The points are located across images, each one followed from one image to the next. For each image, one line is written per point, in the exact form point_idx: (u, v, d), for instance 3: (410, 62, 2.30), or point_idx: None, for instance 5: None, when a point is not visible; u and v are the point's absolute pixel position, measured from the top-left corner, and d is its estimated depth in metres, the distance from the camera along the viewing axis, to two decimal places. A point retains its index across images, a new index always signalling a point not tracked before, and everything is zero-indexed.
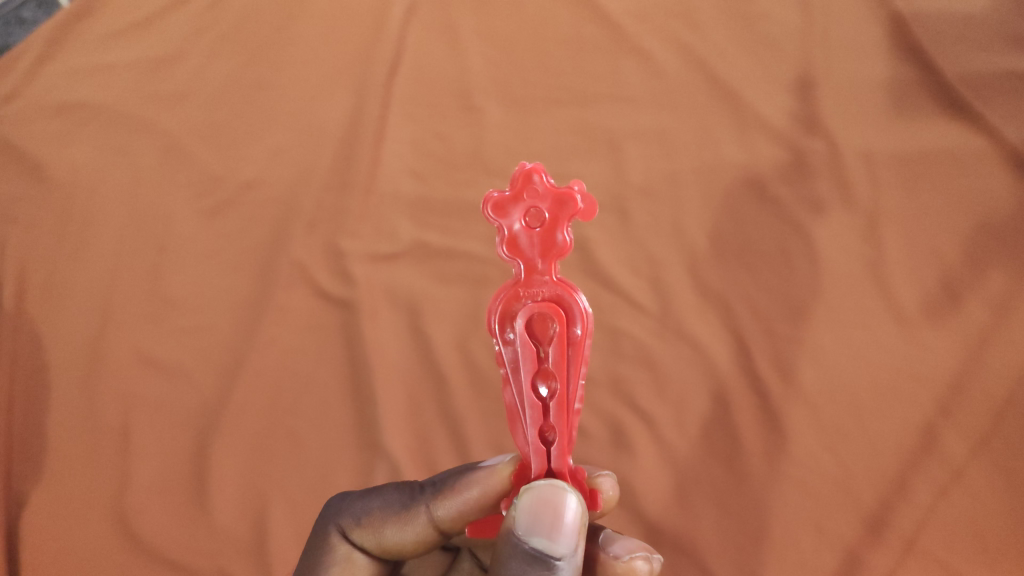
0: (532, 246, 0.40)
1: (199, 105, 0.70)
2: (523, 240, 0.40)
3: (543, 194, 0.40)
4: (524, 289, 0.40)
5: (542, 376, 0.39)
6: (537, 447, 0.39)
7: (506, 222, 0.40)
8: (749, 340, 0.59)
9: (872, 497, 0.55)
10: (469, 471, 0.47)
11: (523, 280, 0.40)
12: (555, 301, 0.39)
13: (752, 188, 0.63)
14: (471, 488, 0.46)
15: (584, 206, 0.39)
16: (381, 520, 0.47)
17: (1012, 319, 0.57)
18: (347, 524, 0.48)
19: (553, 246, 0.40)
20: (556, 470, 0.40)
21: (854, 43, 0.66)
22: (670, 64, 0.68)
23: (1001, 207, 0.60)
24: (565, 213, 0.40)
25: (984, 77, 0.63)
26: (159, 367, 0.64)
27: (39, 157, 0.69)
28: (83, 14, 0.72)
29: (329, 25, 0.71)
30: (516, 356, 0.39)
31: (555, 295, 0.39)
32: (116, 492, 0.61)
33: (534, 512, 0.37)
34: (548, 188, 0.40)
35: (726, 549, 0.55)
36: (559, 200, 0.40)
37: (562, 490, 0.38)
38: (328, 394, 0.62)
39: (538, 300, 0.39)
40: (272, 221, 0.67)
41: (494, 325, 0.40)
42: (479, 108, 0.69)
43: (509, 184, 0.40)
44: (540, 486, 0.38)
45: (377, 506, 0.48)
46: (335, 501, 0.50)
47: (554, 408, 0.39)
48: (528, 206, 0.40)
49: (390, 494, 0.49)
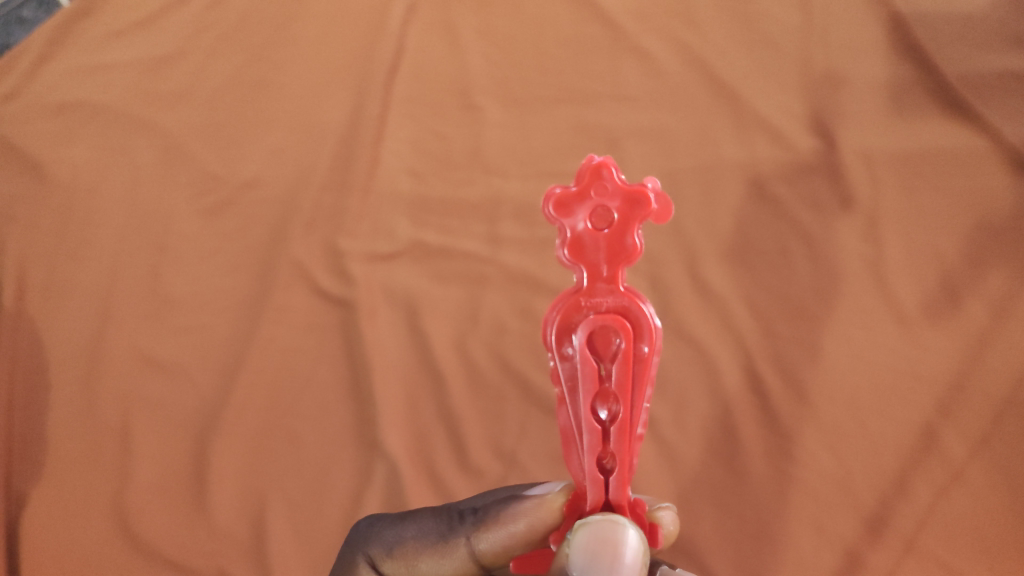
0: (597, 250, 0.40)
1: (200, 104, 0.70)
2: (587, 242, 0.40)
3: (612, 192, 0.40)
4: (585, 299, 0.40)
5: (602, 397, 0.40)
6: (594, 476, 0.41)
7: (570, 222, 0.40)
8: (750, 340, 0.60)
9: (872, 497, 0.55)
10: (516, 501, 0.51)
11: (584, 290, 0.40)
12: (620, 312, 0.40)
13: (751, 188, 0.64)
14: (517, 520, 0.50)
15: (657, 206, 0.40)
16: (416, 551, 0.54)
17: (1011, 319, 0.58)
18: (377, 554, 0.54)
19: (621, 249, 0.40)
20: (614, 502, 0.41)
21: (853, 44, 0.66)
22: (670, 63, 0.68)
23: (999, 207, 0.61)
24: (636, 214, 0.40)
25: (983, 77, 0.63)
26: (160, 368, 0.64)
27: (39, 156, 0.69)
28: (81, 11, 0.72)
29: (330, 24, 0.71)
30: (576, 374, 0.40)
31: (620, 306, 0.40)
32: (116, 492, 0.61)
33: (591, 550, 0.38)
34: (618, 186, 0.40)
35: (727, 548, 0.56)
36: (631, 199, 0.40)
37: (621, 527, 0.39)
38: (329, 394, 0.62)
39: (601, 311, 0.40)
40: (272, 220, 0.67)
41: (553, 338, 0.40)
42: (480, 107, 0.69)
43: (577, 180, 0.40)
44: (598, 523, 0.39)
45: (411, 536, 0.54)
46: (362, 526, 0.57)
47: (615, 432, 0.40)
48: (594, 206, 0.40)
49: (425, 522, 0.55)
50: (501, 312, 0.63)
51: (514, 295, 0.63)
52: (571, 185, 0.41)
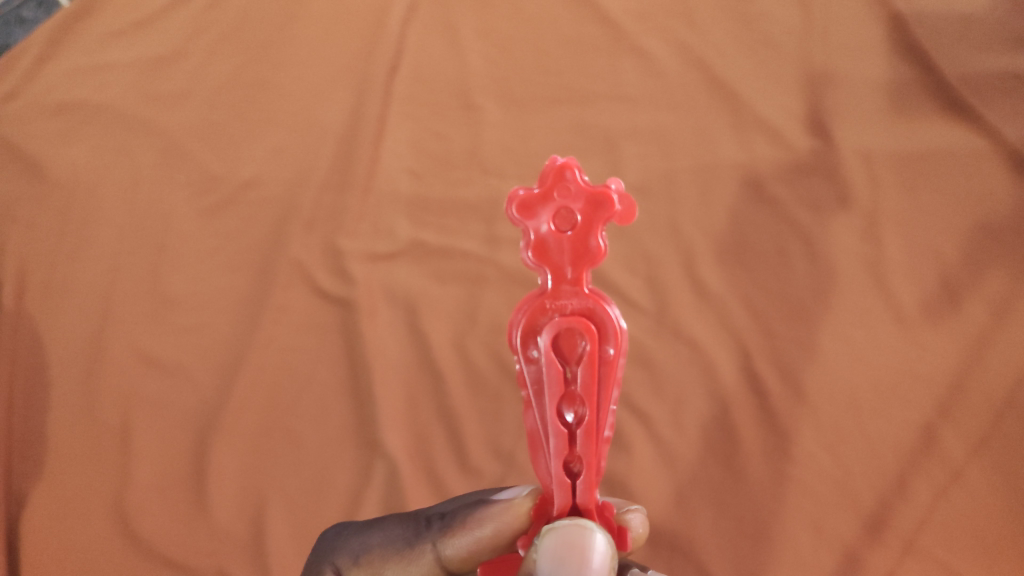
0: (562, 252, 0.40)
1: (198, 104, 0.70)
2: (551, 244, 0.40)
3: (575, 194, 0.40)
4: (550, 302, 0.40)
5: (568, 400, 0.40)
6: (561, 479, 0.40)
7: (533, 224, 0.40)
8: (749, 340, 0.60)
9: (871, 496, 0.55)
10: (483, 506, 0.51)
11: (549, 292, 0.40)
12: (585, 314, 0.40)
13: (751, 188, 0.64)
14: (483, 527, 0.50)
15: (621, 208, 0.40)
16: (381, 558, 0.54)
17: (1010, 319, 0.58)
18: (342, 562, 0.55)
19: (586, 251, 0.40)
20: (581, 505, 0.41)
21: (853, 43, 0.66)
22: (670, 64, 0.68)
23: (1000, 207, 0.61)
24: (600, 216, 0.40)
25: (983, 77, 0.63)
26: (160, 368, 0.64)
27: (39, 156, 0.69)
28: (81, 11, 0.72)
29: (328, 25, 0.71)
30: (541, 377, 0.40)
31: (585, 308, 0.40)
32: (116, 490, 0.61)
33: (559, 555, 0.38)
34: (581, 187, 0.40)
35: (727, 548, 0.56)
36: (595, 201, 0.40)
37: (589, 531, 0.39)
38: (328, 393, 0.62)
39: (566, 313, 0.40)
40: (271, 220, 0.67)
41: (518, 341, 0.40)
42: (479, 107, 0.69)
43: (539, 182, 0.40)
44: (564, 527, 0.39)
45: (377, 544, 0.55)
46: (329, 535, 0.57)
47: (581, 435, 0.40)
48: (558, 207, 0.40)
49: (391, 529, 0.55)
50: (500, 311, 0.63)
51: (512, 295, 0.63)
52: (534, 187, 0.41)
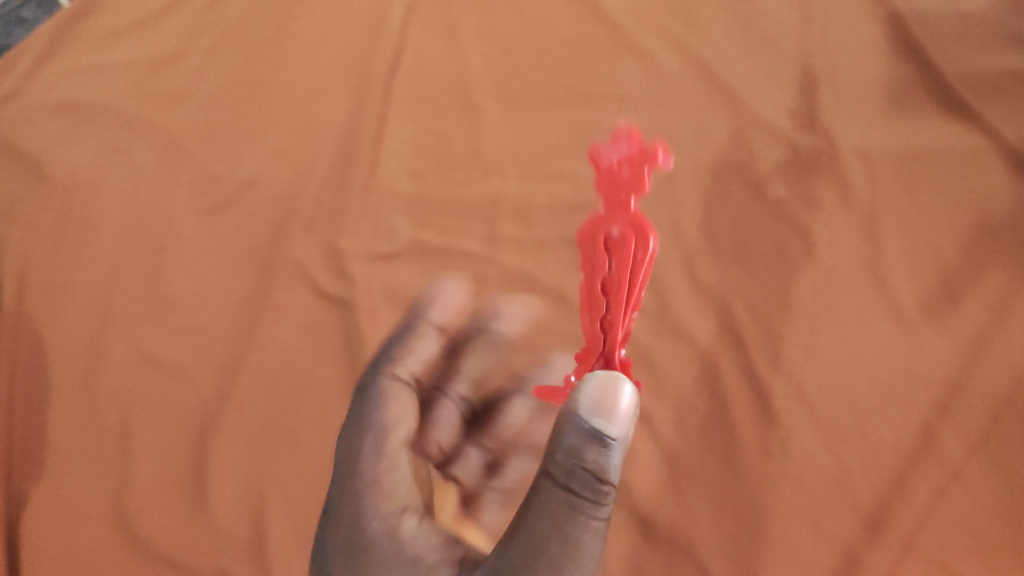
0: (611, 181, 0.50)
1: (199, 104, 0.71)
2: (612, 169, 0.50)
3: (629, 141, 0.50)
4: (601, 217, 0.50)
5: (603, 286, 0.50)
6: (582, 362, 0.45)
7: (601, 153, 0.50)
8: (749, 338, 0.59)
9: (871, 495, 0.55)
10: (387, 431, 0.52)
11: (604, 206, 0.50)
12: (634, 227, 0.49)
13: (750, 187, 0.64)
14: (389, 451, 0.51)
15: (663, 157, 0.49)
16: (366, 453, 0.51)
17: (1010, 319, 0.58)
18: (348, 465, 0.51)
19: (632, 181, 0.49)
20: None
21: (853, 43, 0.68)
22: (670, 63, 0.69)
23: (999, 207, 0.61)
24: (648, 155, 0.48)
25: (983, 77, 0.65)
26: (161, 368, 0.63)
27: (40, 157, 0.70)
28: (93, 19, 0.75)
29: (328, 23, 0.73)
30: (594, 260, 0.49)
31: (632, 223, 0.48)
32: (116, 492, 0.60)
33: (595, 399, 0.38)
34: (637, 136, 0.50)
35: (727, 547, 0.55)
36: (644, 149, 0.49)
37: (619, 381, 0.39)
38: (328, 393, 0.62)
39: (614, 225, 0.50)
40: (271, 220, 0.67)
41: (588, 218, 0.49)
42: (479, 107, 0.69)
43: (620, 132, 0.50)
44: (600, 374, 0.39)
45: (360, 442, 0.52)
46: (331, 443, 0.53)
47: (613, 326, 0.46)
48: (622, 145, 0.50)
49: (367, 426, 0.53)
50: (500, 311, 0.62)
51: (513, 295, 0.63)
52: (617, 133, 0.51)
